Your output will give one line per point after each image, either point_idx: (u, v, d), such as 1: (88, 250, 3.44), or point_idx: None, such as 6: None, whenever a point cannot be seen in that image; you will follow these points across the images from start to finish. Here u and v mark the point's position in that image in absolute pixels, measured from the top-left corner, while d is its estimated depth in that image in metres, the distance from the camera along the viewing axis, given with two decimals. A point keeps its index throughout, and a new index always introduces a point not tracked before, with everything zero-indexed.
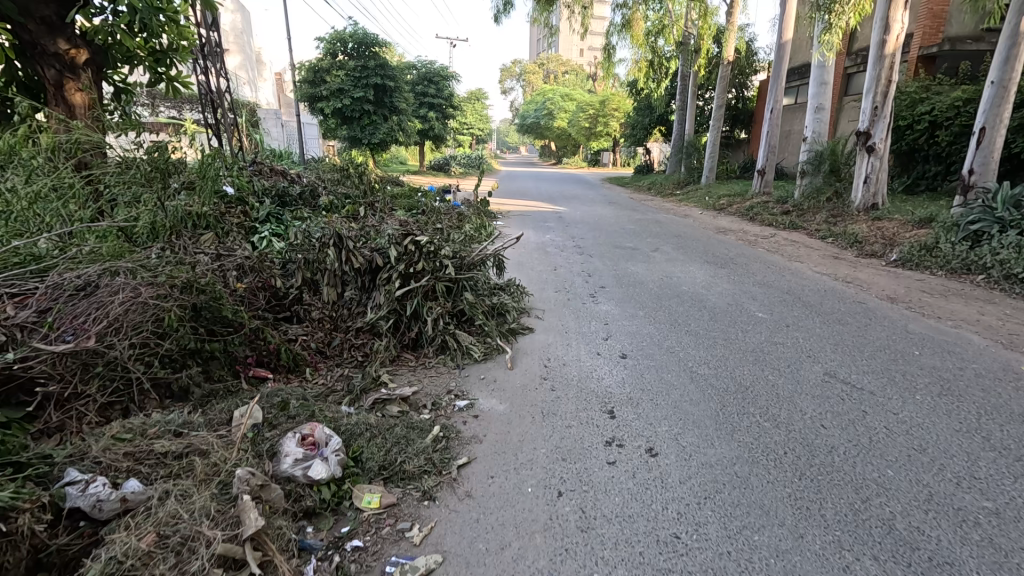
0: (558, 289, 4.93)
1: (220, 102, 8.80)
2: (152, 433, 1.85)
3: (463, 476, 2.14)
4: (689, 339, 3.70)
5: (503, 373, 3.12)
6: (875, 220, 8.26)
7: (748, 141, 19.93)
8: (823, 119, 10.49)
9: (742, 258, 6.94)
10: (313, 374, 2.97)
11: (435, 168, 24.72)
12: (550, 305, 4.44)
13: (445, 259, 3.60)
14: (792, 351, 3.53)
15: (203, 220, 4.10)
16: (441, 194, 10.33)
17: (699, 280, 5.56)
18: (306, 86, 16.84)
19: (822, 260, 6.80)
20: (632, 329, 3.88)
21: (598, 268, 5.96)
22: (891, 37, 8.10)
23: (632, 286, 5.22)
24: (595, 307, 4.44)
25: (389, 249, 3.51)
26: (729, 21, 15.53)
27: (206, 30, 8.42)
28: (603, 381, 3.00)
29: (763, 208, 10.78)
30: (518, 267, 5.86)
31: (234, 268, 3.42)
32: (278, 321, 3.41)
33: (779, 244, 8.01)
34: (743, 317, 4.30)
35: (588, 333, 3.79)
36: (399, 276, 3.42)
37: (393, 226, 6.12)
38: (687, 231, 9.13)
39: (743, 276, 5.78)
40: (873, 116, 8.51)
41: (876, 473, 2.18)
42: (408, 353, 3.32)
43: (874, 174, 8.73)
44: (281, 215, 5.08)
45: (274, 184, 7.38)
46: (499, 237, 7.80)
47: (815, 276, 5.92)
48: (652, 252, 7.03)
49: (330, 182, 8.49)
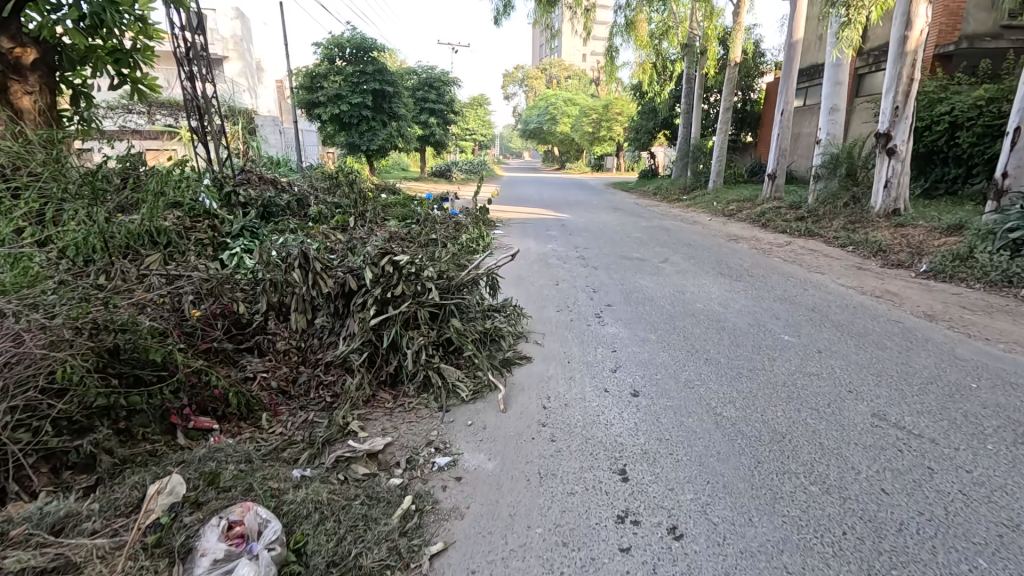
0: (560, 308, 4.48)
1: (207, 109, 8.47)
2: (15, 535, 1.50)
3: (435, 571, 1.69)
4: (708, 370, 3.24)
5: (494, 418, 2.66)
6: (897, 226, 7.78)
7: (756, 144, 19.45)
8: (838, 120, 10.02)
9: (758, 269, 6.48)
10: (271, 422, 2.53)
11: (436, 174, 24.37)
12: (551, 328, 3.99)
13: (428, 281, 3.14)
14: (829, 386, 3.06)
15: (162, 235, 3.69)
16: (439, 201, 9.93)
17: (714, 295, 5.10)
18: (303, 92, 16.51)
19: (844, 271, 6.33)
20: (643, 357, 3.41)
21: (604, 282, 5.52)
22: (914, 33, 7.65)
23: (641, 303, 4.77)
24: (600, 330, 3.98)
25: (364, 271, 3.06)
26: (735, 21, 15.13)
27: (191, 34, 8.09)
28: (612, 428, 2.54)
29: (776, 214, 10.32)
30: (517, 282, 5.44)
31: (191, 293, 3.08)
32: (238, 353, 2.98)
33: (796, 253, 7.54)
34: (768, 340, 3.83)
35: (593, 363, 3.33)
36: (375, 302, 2.97)
37: (383, 240, 5.69)
38: (696, 239, 8.67)
39: (762, 291, 5.32)
40: (894, 116, 8.04)
41: (965, 566, 1.70)
42: (386, 392, 2.87)
43: (895, 177, 8.25)
44: (258, 228, 4.66)
45: (260, 194, 7.00)
46: (497, 248, 7.39)
47: (839, 290, 5.45)
48: (661, 263, 6.58)
49: (321, 191, 8.10)
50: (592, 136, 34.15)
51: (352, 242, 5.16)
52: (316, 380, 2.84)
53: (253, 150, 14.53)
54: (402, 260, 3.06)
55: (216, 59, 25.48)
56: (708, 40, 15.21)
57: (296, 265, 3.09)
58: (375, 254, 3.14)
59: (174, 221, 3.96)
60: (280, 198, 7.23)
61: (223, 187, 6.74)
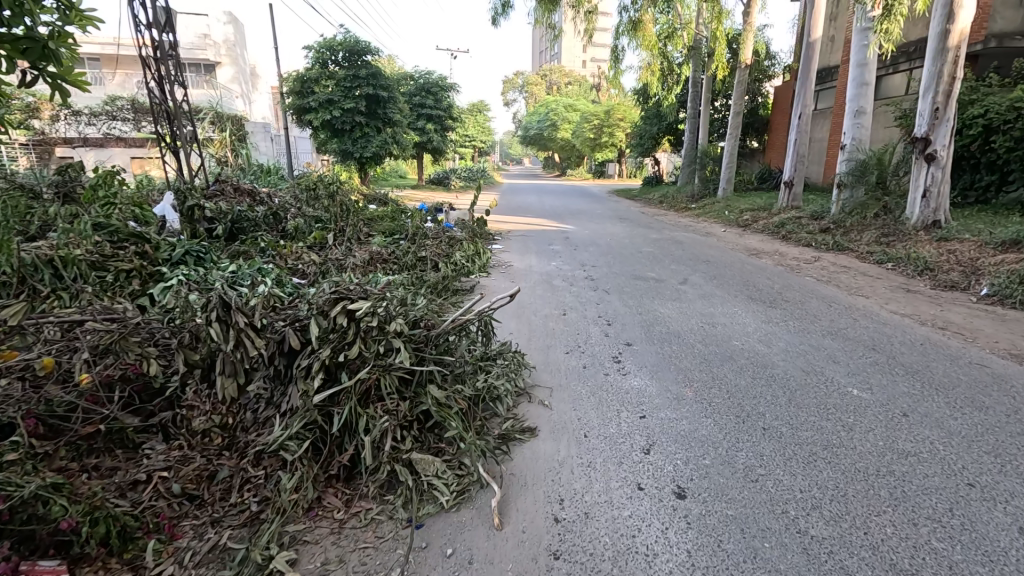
0: (569, 350, 3.70)
1: (178, 114, 7.80)
2: None
3: None
4: (771, 450, 2.44)
5: (485, 540, 1.88)
6: (940, 241, 7.02)
7: (766, 149, 18.73)
8: (864, 123, 9.23)
9: (791, 291, 5.71)
10: (160, 555, 1.77)
11: (434, 181, 23.70)
12: (560, 380, 3.20)
13: (397, 337, 2.34)
14: (939, 477, 2.26)
15: (70, 266, 2.97)
16: (433, 212, 9.20)
17: (750, 328, 4.33)
18: (294, 98, 15.75)
19: (891, 295, 5.53)
20: (683, 430, 2.62)
21: (619, 310, 4.75)
22: (956, 27, 6.91)
23: (665, 339, 3.99)
24: (622, 382, 3.19)
25: (310, 323, 2.27)
26: (745, 22, 14.43)
27: (159, 32, 7.41)
28: (657, 565, 1.75)
29: (797, 226, 9.55)
30: (518, 313, 4.65)
31: (85, 351, 2.35)
32: (140, 436, 2.22)
33: (828, 271, 6.77)
34: (832, 398, 3.03)
35: (618, 439, 2.53)
36: (322, 369, 2.17)
37: (360, 264, 4.95)
38: (714, 255, 7.90)
39: (805, 321, 4.54)
40: (934, 119, 7.30)
41: None
42: (336, 493, 2.08)
43: (935, 186, 7.47)
44: (206, 252, 3.92)
45: (230, 208, 6.29)
46: (495, 267, 6.66)
47: (895, 320, 4.67)
48: (681, 285, 5.82)
49: (300, 204, 7.36)
50: (593, 142, 33.44)
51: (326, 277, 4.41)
52: (240, 477, 2.07)
53: (240, 158, 13.87)
54: (363, 306, 2.27)
55: (210, 65, 25.04)
56: (715, 41, 14.53)
57: (219, 315, 2.33)
58: (328, 299, 2.36)
59: (91, 248, 3.20)
60: (251, 212, 6.51)
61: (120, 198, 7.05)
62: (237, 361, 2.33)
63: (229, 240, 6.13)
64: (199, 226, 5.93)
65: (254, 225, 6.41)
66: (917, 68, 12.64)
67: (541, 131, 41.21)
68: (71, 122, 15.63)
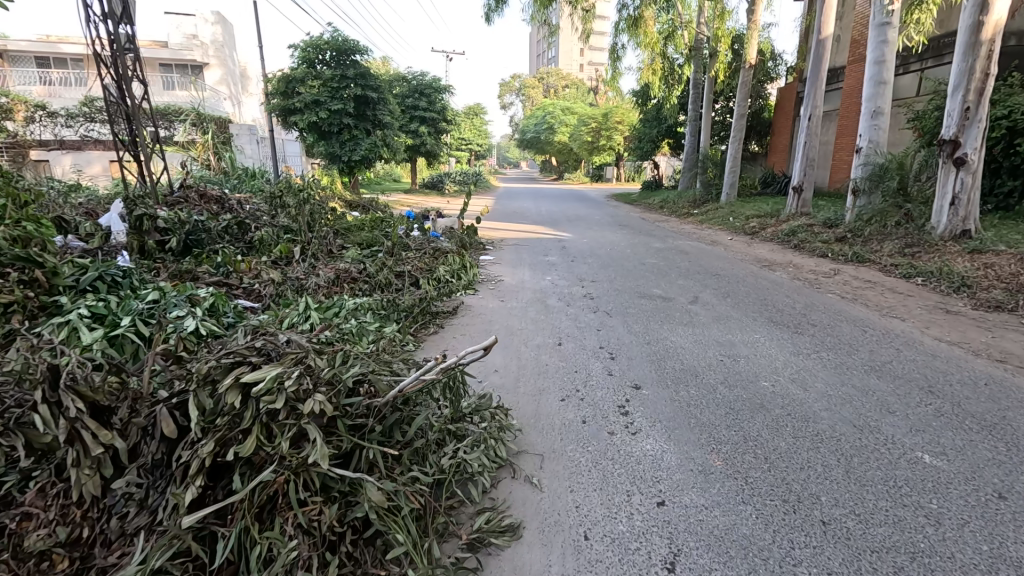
0: (564, 398, 3.05)
1: (139, 114, 7.12)
2: None
3: None
4: (839, 564, 1.79)
5: None
6: (973, 253, 6.41)
7: (770, 153, 18.15)
8: (881, 125, 8.60)
9: (816, 312, 5.08)
10: None
11: (428, 185, 23.07)
12: (553, 444, 2.54)
13: (317, 418, 1.65)
14: None
15: None
16: (420, 220, 8.55)
17: (778, 361, 3.69)
18: (278, 99, 15.04)
19: (929, 317, 4.89)
20: (717, 529, 1.95)
21: (623, 338, 4.10)
22: (991, 19, 6.33)
23: (680, 378, 3.34)
24: (632, 445, 2.54)
25: (190, 401, 1.59)
26: (750, 20, 13.85)
27: (115, 24, 6.71)
28: None
29: (809, 234, 8.94)
30: (505, 344, 3.98)
31: None
32: None
33: (851, 286, 6.14)
34: (900, 470, 2.37)
35: (630, 549, 1.86)
36: (202, 472, 1.49)
37: (323, 286, 4.32)
38: (724, 267, 7.26)
39: (841, 353, 3.89)
40: (964, 120, 6.69)
41: None
42: None
43: (965, 193, 6.85)
44: (124, 275, 3.31)
45: (187, 217, 5.64)
46: (483, 283, 6.01)
47: (943, 350, 4.03)
48: (691, 304, 5.19)
49: (270, 212, 6.70)
50: (591, 146, 32.86)
51: (274, 312, 3.78)
52: None
53: (222, 161, 13.21)
54: (263, 377, 1.62)
55: (196, 66, 24.40)
56: (718, 41, 13.96)
57: (50, 394, 1.67)
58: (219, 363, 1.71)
59: None
60: (211, 222, 5.87)
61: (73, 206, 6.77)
62: (82, 455, 1.66)
63: (183, 254, 5.46)
64: (148, 239, 5.26)
65: (213, 237, 5.76)
66: (929, 69, 12.07)
67: (537, 134, 40.62)
68: (49, 123, 14.76)
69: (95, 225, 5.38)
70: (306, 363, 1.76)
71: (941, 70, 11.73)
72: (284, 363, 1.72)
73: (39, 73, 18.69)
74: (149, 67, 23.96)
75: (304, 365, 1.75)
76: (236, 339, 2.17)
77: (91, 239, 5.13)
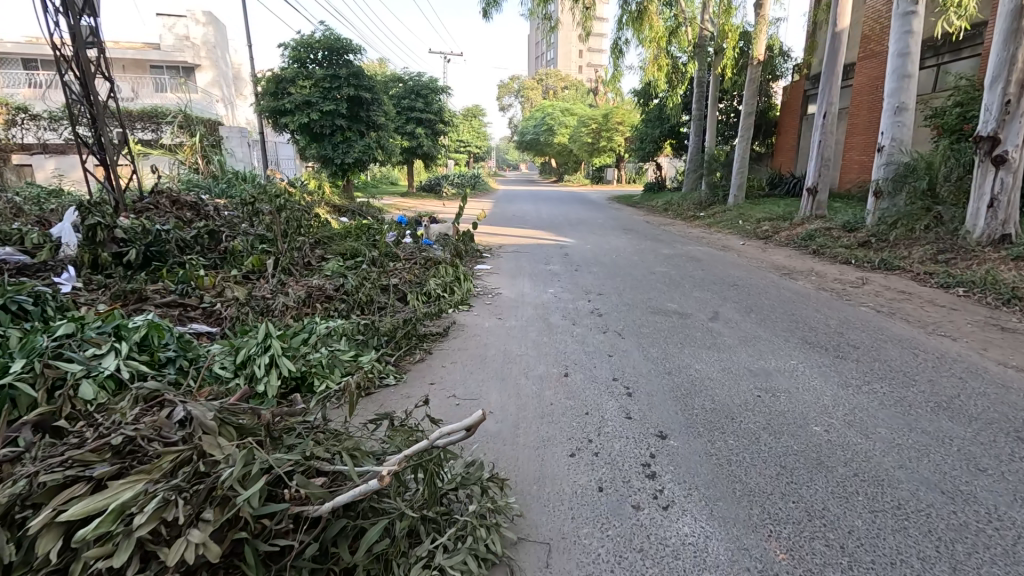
0: (574, 452, 2.47)
1: (103, 113, 6.56)
2: None
3: None
4: None
5: None
6: (1017, 260, 5.84)
7: (778, 153, 17.60)
8: (906, 122, 8.02)
9: (852, 329, 4.51)
10: None
11: (425, 189, 22.47)
12: (561, 525, 1.95)
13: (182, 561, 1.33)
14: None
15: None
16: (412, 226, 7.99)
17: (826, 397, 3.10)
18: (267, 100, 14.49)
19: (984, 336, 4.30)
20: None
21: (639, 367, 3.53)
22: None
23: (714, 422, 2.76)
24: (666, 528, 1.95)
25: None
26: (758, 15, 13.27)
27: (76, 16, 6.15)
28: None
29: (828, 239, 8.38)
30: (502, 375, 3.42)
31: None
32: None
33: (885, 298, 5.58)
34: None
35: None
36: None
37: (292, 308, 3.77)
38: (741, 276, 6.70)
39: (897, 384, 3.31)
40: (1004, 114, 6.15)
41: None
42: None
43: (1005, 194, 6.30)
44: (35, 309, 2.75)
45: (148, 225, 5.07)
46: (479, 297, 5.45)
47: (1013, 378, 3.45)
48: (711, 321, 4.62)
49: (246, 221, 6.14)
50: (591, 147, 32.35)
51: (227, 342, 3.22)
52: None
53: (211, 164, 12.62)
54: (102, 509, 1.33)
55: (188, 67, 23.92)
56: (724, 38, 13.41)
57: None
58: (43, 482, 1.40)
59: None
60: (179, 232, 5.31)
61: (32, 213, 6.21)
62: None
63: (144, 268, 4.87)
64: (103, 251, 4.70)
65: (180, 249, 5.21)
66: (946, 63, 11.55)
67: (537, 135, 40.07)
68: (31, 126, 14.29)
69: (43, 235, 4.81)
70: (184, 474, 1.45)
71: (960, 65, 11.19)
72: (143, 477, 1.42)
73: (25, 75, 18.14)
74: (140, 68, 23.43)
75: (181, 476, 1.44)
76: (117, 416, 1.70)
77: (37, 252, 4.60)
